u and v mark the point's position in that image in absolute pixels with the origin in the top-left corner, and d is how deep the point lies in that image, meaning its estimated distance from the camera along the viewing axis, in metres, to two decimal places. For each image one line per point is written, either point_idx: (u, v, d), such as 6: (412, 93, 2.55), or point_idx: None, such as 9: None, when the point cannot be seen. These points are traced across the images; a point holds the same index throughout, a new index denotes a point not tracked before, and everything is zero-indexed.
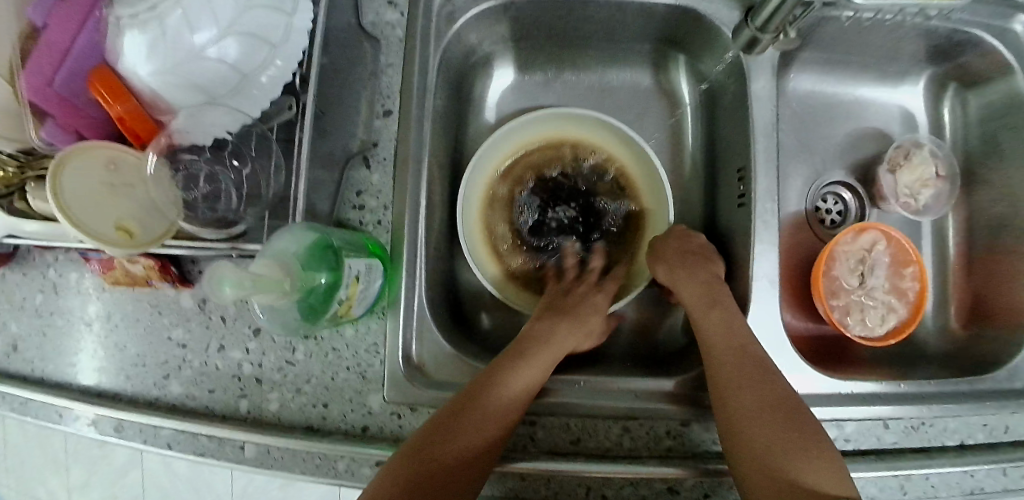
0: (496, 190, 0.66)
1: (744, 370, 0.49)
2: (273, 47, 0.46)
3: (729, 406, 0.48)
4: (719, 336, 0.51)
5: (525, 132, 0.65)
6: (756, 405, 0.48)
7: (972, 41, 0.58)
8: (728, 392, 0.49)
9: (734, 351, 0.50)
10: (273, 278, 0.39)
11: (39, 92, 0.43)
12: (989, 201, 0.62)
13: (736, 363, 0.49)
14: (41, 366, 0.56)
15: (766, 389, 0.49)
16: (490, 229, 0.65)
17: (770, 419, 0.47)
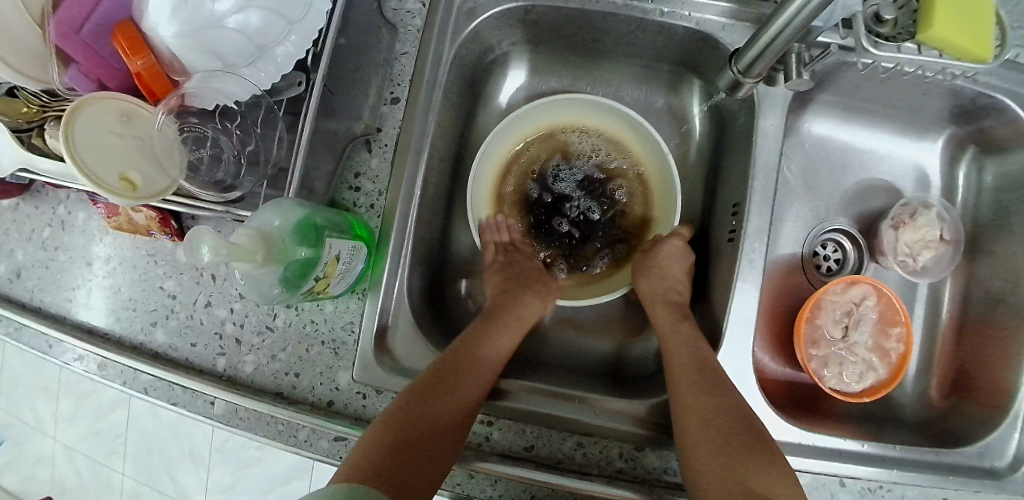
0: (543, 137, 0.67)
1: (701, 404, 0.49)
2: (290, 23, 0.47)
3: (688, 428, 0.49)
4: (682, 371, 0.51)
5: (616, 120, 0.65)
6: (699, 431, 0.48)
7: (1002, 106, 0.57)
8: (686, 428, 0.49)
9: (704, 388, 0.49)
10: (250, 249, 0.41)
11: (66, 38, 0.44)
12: (990, 272, 0.61)
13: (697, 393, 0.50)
14: (41, 296, 0.59)
15: (724, 407, 0.49)
16: (515, 164, 0.68)
17: (733, 452, 0.47)
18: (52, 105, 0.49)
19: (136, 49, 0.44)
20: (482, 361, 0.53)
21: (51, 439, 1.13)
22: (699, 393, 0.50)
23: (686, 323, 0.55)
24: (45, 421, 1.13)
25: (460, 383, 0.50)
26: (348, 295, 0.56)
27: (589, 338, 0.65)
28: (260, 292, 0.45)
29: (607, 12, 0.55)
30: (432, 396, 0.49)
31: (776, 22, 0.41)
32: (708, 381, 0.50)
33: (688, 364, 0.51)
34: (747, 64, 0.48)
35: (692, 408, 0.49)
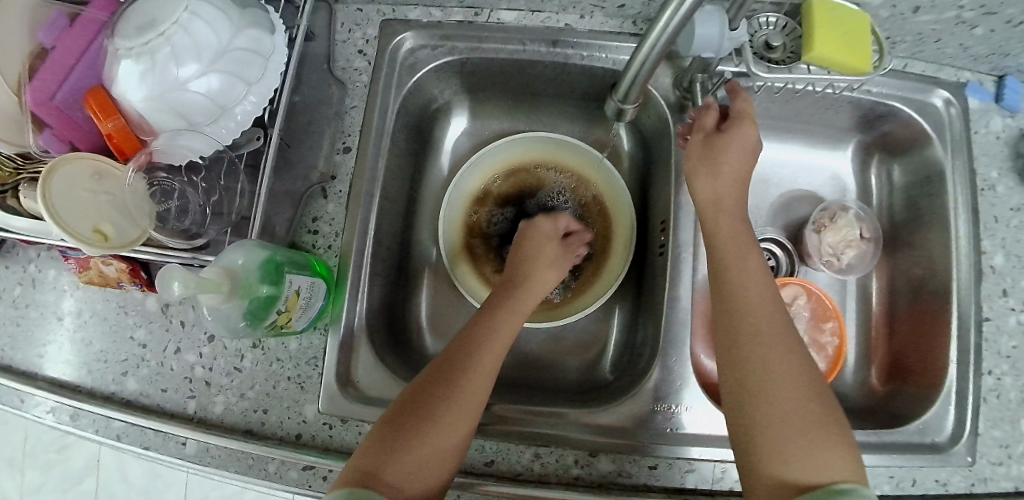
0: (509, 174, 0.72)
1: (765, 357, 0.46)
2: (247, 85, 0.52)
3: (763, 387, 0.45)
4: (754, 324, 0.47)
5: (569, 156, 0.71)
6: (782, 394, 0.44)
7: (894, 113, 0.64)
8: (765, 384, 0.45)
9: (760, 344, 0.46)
10: (215, 282, 0.44)
11: (40, 105, 0.48)
12: (909, 264, 0.66)
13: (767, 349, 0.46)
14: (10, 355, 0.61)
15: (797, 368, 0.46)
16: (482, 200, 0.72)
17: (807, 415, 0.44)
18: (25, 168, 0.52)
19: (106, 110, 0.48)
20: (487, 356, 0.51)
21: None
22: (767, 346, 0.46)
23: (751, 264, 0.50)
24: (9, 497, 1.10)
25: (444, 386, 0.49)
26: (312, 330, 0.58)
27: (547, 356, 0.67)
28: (226, 326, 0.48)
29: (534, 59, 0.62)
30: (424, 412, 0.47)
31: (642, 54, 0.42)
32: (773, 338, 0.46)
33: (749, 310, 0.48)
34: (624, 92, 0.49)
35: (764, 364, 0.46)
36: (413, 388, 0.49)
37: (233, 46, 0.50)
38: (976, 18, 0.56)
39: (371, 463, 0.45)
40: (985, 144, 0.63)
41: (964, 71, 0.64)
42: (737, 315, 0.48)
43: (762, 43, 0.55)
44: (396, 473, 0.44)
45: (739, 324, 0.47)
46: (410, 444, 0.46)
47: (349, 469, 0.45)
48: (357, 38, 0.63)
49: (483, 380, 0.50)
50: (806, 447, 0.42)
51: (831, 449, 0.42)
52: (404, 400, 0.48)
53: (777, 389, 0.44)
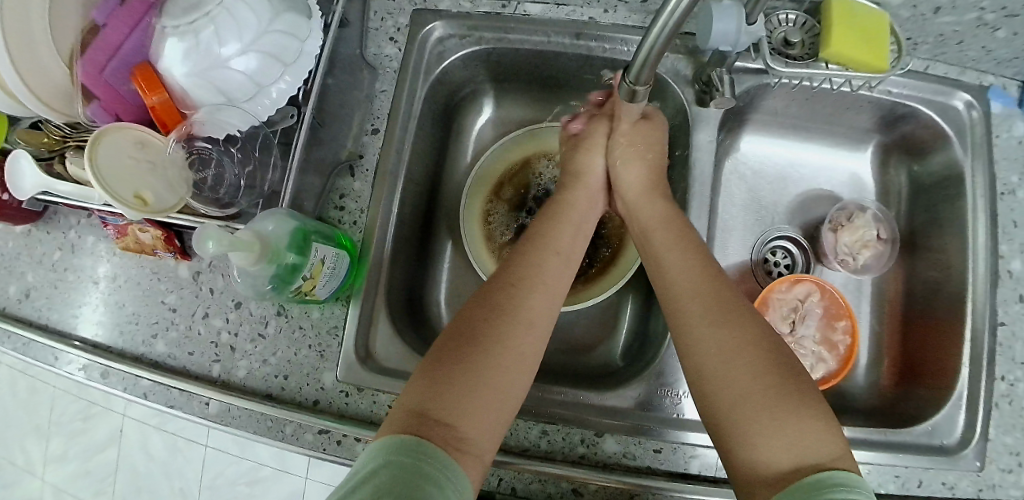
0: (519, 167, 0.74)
1: (713, 340, 0.47)
2: (284, 65, 0.55)
3: (706, 370, 0.46)
4: (689, 318, 0.49)
5: None
6: (726, 365, 0.46)
7: (913, 114, 0.63)
8: (703, 371, 0.47)
9: (714, 318, 0.48)
10: (247, 241, 0.46)
11: (90, 77, 0.53)
12: (926, 266, 0.65)
13: (706, 331, 0.48)
14: (48, 314, 0.66)
15: (736, 343, 0.46)
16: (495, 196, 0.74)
17: (760, 401, 0.43)
18: (72, 135, 0.58)
19: (153, 85, 0.52)
20: (534, 292, 0.52)
21: (40, 480, 1.15)
22: (701, 328, 0.48)
23: (699, 255, 0.53)
24: (35, 463, 1.15)
25: (488, 326, 0.49)
26: (333, 302, 0.61)
27: (560, 341, 0.69)
28: (254, 289, 0.51)
29: (557, 50, 0.64)
30: (466, 351, 0.47)
31: (644, 46, 0.40)
32: (713, 310, 0.49)
33: (693, 293, 0.51)
34: (636, 73, 0.44)
35: (699, 346, 0.48)
36: (454, 327, 0.49)
37: (272, 28, 0.53)
38: (998, 20, 0.54)
39: (420, 402, 0.44)
40: (1006, 148, 0.61)
41: (988, 75, 0.63)
42: (686, 303, 0.50)
43: (781, 40, 0.57)
44: (450, 408, 0.44)
45: (689, 312, 0.50)
46: (464, 373, 0.45)
47: (396, 412, 0.44)
48: (389, 27, 0.66)
49: (532, 314, 0.51)
50: (774, 419, 0.42)
51: (792, 426, 0.41)
52: (447, 344, 0.48)
53: (736, 365, 0.45)
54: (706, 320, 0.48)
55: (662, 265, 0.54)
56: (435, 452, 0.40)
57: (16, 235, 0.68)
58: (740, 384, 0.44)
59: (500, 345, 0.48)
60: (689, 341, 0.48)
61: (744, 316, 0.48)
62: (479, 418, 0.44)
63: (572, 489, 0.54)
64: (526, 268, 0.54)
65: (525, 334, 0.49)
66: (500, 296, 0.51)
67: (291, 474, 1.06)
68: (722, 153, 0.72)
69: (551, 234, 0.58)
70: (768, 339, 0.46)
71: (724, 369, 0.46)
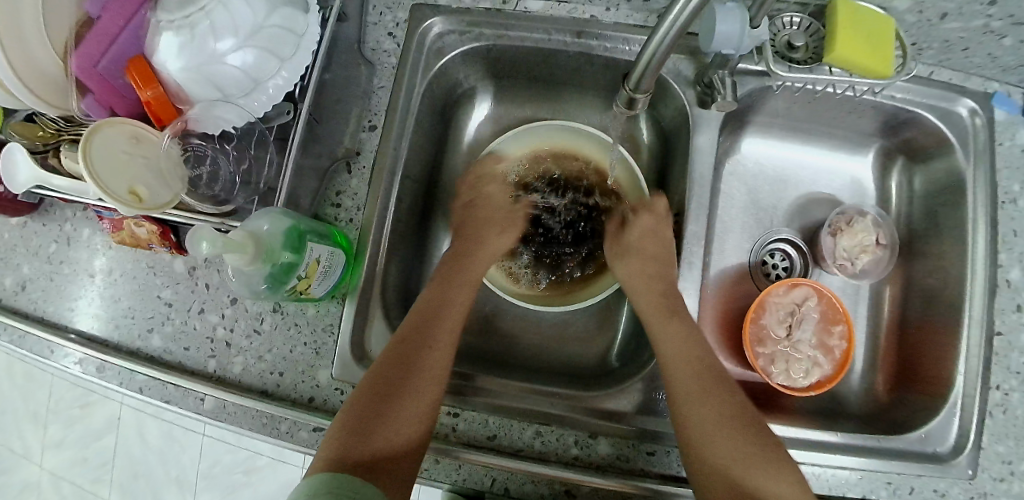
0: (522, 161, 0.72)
1: (704, 403, 0.52)
2: (280, 61, 0.54)
3: (694, 426, 0.51)
4: (687, 385, 0.53)
5: (580, 139, 0.70)
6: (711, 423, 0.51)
7: (916, 120, 0.62)
8: (694, 428, 0.51)
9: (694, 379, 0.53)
10: (240, 241, 0.46)
11: (84, 71, 0.52)
12: (924, 272, 0.65)
13: (698, 398, 0.52)
14: (43, 307, 0.66)
15: (720, 411, 0.52)
16: None
17: (739, 441, 0.50)
18: (66, 129, 0.58)
19: (148, 80, 0.52)
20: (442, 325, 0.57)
21: (37, 466, 1.15)
22: (694, 395, 0.52)
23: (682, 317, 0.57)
24: (32, 449, 1.15)
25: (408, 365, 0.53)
26: (330, 300, 0.61)
27: (556, 342, 0.69)
28: (248, 287, 0.50)
29: (558, 47, 0.63)
30: (388, 392, 0.52)
31: (647, 50, 0.40)
32: (702, 394, 0.52)
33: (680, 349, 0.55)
34: (637, 78, 0.44)
35: (691, 414, 0.52)
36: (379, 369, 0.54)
37: (270, 24, 0.52)
38: (1004, 28, 0.53)
39: (344, 447, 0.48)
40: (1009, 156, 0.61)
41: (992, 81, 0.62)
42: (681, 376, 0.53)
43: (785, 43, 0.56)
44: (386, 451, 0.49)
45: (677, 370, 0.53)
46: (386, 411, 0.51)
47: (323, 457, 0.48)
48: (388, 21, 0.65)
49: (433, 372, 0.54)
50: (752, 464, 0.49)
51: (764, 470, 0.48)
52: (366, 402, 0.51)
53: (715, 410, 0.52)
54: (696, 389, 0.52)
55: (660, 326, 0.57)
56: (361, 488, 0.45)
57: (12, 226, 0.68)
58: (729, 435, 0.50)
59: (414, 379, 0.53)
60: (676, 400, 0.53)
61: (727, 392, 0.53)
62: (402, 446, 0.50)
63: (565, 491, 0.54)
64: (433, 300, 0.59)
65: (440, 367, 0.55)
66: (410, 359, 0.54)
67: (287, 464, 1.08)
68: (723, 153, 0.71)
69: (453, 294, 0.60)
70: (749, 416, 0.52)
71: (712, 430, 0.50)
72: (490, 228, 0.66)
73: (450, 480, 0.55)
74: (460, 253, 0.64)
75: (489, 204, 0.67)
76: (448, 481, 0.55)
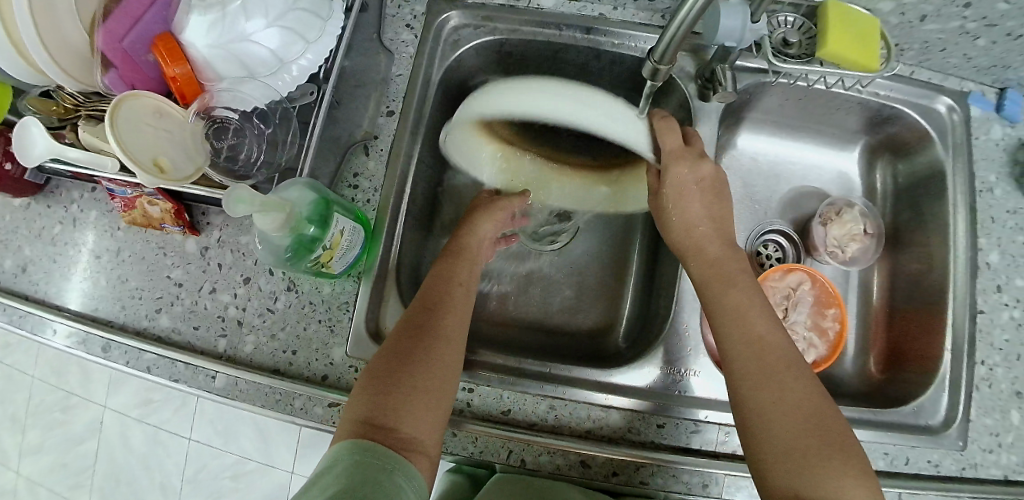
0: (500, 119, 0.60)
1: (767, 379, 0.48)
2: (306, 43, 0.56)
3: (758, 406, 0.48)
4: (749, 360, 0.50)
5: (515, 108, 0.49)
6: (771, 402, 0.47)
7: (898, 116, 0.67)
8: (761, 404, 0.48)
9: (765, 378, 0.48)
10: (277, 201, 0.48)
11: (108, 46, 0.53)
12: (910, 259, 0.69)
13: (767, 378, 0.48)
14: (43, 289, 0.65)
15: (789, 395, 0.47)
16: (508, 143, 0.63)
17: (812, 424, 0.46)
18: (84, 104, 0.58)
19: (176, 56, 0.53)
20: (450, 310, 0.56)
21: (13, 472, 1.15)
22: (755, 375, 0.49)
23: (749, 306, 0.53)
24: (10, 455, 1.15)
25: (423, 342, 0.52)
26: (346, 278, 0.61)
27: (564, 325, 0.70)
28: (275, 256, 0.52)
29: (568, 44, 0.67)
30: (405, 363, 0.51)
31: (674, 22, 0.39)
32: (768, 368, 0.49)
33: (749, 349, 0.50)
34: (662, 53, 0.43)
35: (754, 393, 0.48)
36: (392, 344, 0.52)
37: (297, 6, 0.54)
38: (978, 29, 0.59)
39: (366, 413, 0.48)
40: (985, 149, 0.66)
41: (967, 81, 0.67)
42: (743, 350, 0.50)
43: (780, 40, 0.61)
44: (397, 417, 0.48)
45: (747, 360, 0.50)
46: (403, 383, 0.49)
47: (347, 424, 0.48)
48: (406, 14, 0.68)
49: (451, 330, 0.54)
50: (818, 457, 0.44)
51: (833, 461, 0.44)
52: (380, 364, 0.51)
53: (783, 391, 0.47)
54: (758, 369, 0.49)
55: (718, 303, 0.54)
56: (383, 450, 0.45)
57: (14, 208, 0.67)
58: (794, 419, 0.46)
59: (425, 357, 0.51)
60: (747, 391, 0.49)
61: (797, 374, 0.49)
62: (419, 417, 0.48)
63: (580, 461, 0.55)
64: (452, 276, 0.59)
65: (457, 333, 0.54)
66: (424, 318, 0.54)
67: (277, 469, 1.04)
68: (720, 148, 0.75)
69: (456, 263, 0.60)
70: (825, 403, 0.47)
71: (777, 409, 0.47)
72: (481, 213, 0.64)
73: (465, 453, 0.55)
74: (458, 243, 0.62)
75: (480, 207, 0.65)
76: (463, 454, 0.55)
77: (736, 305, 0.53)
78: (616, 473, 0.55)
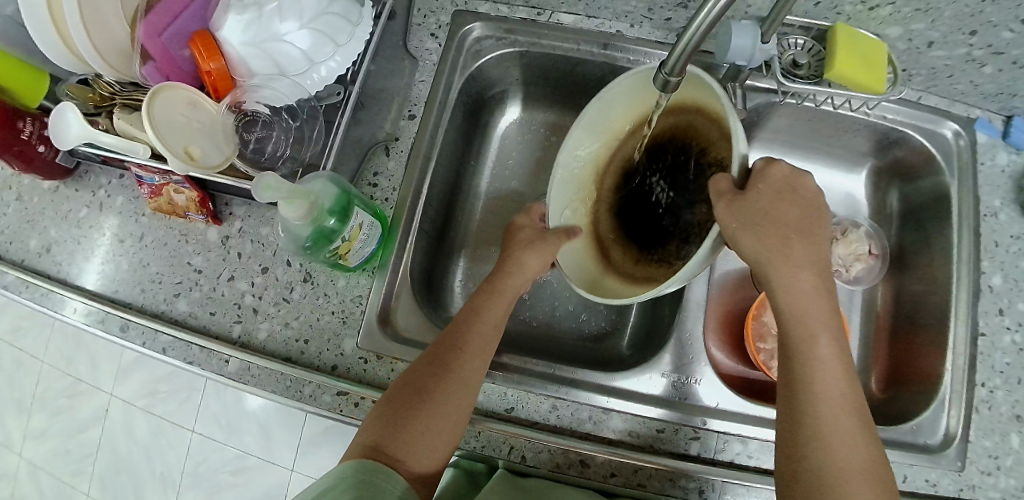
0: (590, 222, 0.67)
1: (844, 419, 0.46)
2: (336, 46, 0.59)
3: (832, 443, 0.45)
4: (838, 396, 0.47)
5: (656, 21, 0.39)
6: (845, 443, 0.45)
7: (905, 139, 0.69)
8: (835, 441, 0.45)
9: (843, 417, 0.46)
10: (304, 190, 0.51)
11: (149, 39, 0.56)
12: (913, 280, 0.70)
13: (847, 418, 0.46)
14: (67, 269, 0.67)
15: (857, 444, 0.46)
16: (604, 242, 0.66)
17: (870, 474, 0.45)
18: (120, 93, 0.60)
19: (212, 52, 0.56)
20: (470, 347, 0.54)
21: (17, 455, 1.17)
22: (840, 413, 0.46)
23: (831, 331, 0.49)
24: (14, 439, 1.17)
25: (442, 382, 0.52)
26: (360, 272, 0.63)
27: (570, 330, 0.71)
28: (295, 245, 0.54)
29: (585, 58, 0.69)
30: (416, 402, 0.51)
31: (686, 35, 0.40)
32: (848, 406, 0.47)
33: (840, 381, 0.47)
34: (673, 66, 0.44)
35: (833, 432, 0.46)
36: (410, 376, 0.53)
37: (329, 10, 0.57)
38: (984, 57, 0.60)
39: (374, 438, 0.50)
40: (990, 174, 0.67)
41: (975, 108, 0.68)
42: (829, 382, 0.47)
43: (790, 61, 0.63)
44: (401, 450, 0.49)
45: (835, 392, 0.47)
46: (413, 419, 0.50)
47: (357, 444, 0.50)
48: (431, 24, 0.71)
49: (467, 374, 0.53)
50: None
51: None
52: (394, 399, 0.52)
53: (854, 436, 0.46)
54: (842, 406, 0.46)
55: (814, 325, 0.49)
56: (383, 474, 0.47)
57: (44, 191, 0.70)
58: (861, 464, 0.45)
59: (440, 396, 0.51)
60: (824, 424, 0.46)
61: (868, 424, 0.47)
62: (420, 453, 0.49)
63: (579, 460, 0.56)
64: (481, 311, 0.57)
65: (472, 372, 0.53)
66: (442, 358, 0.53)
67: (277, 466, 1.04)
68: None
69: (490, 300, 0.59)
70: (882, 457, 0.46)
71: (849, 449, 0.45)
72: (529, 244, 0.62)
73: (468, 446, 0.57)
74: (498, 271, 0.62)
75: (530, 238, 0.63)
76: (467, 447, 0.57)
77: (825, 329, 0.49)
78: (614, 475, 0.55)
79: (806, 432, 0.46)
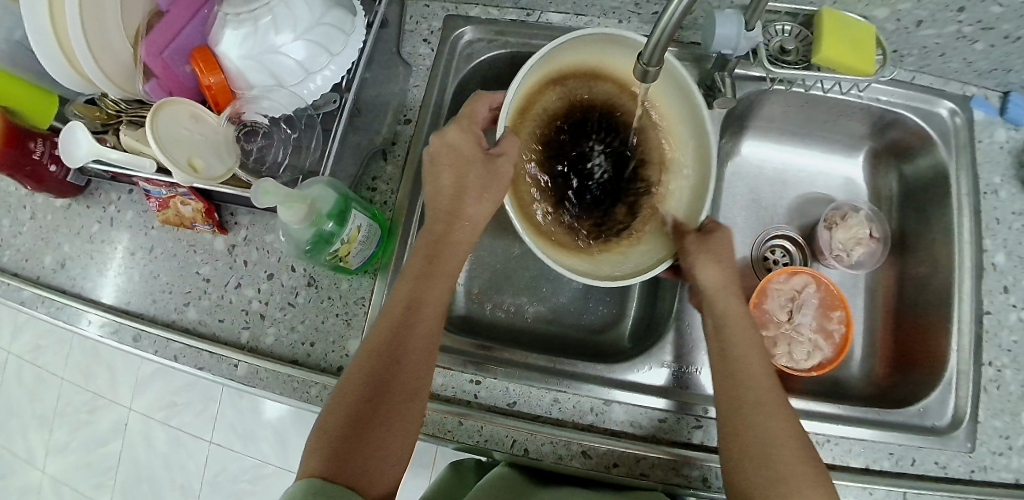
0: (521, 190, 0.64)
1: (767, 409, 0.50)
2: (331, 55, 0.59)
3: (758, 426, 0.49)
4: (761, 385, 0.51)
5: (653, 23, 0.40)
6: (770, 424, 0.49)
7: (899, 120, 0.69)
8: (764, 425, 0.49)
9: (765, 406, 0.50)
10: (300, 193, 0.52)
11: (151, 57, 0.58)
12: (915, 261, 0.70)
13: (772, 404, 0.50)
14: (80, 283, 0.70)
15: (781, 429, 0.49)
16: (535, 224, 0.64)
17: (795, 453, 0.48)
18: (126, 110, 0.62)
19: (211, 66, 0.57)
20: (411, 349, 0.52)
21: (39, 471, 1.20)
22: (760, 398, 0.51)
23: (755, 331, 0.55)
24: (37, 454, 1.20)
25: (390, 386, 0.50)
26: (362, 274, 0.64)
27: (571, 324, 0.72)
28: (297, 247, 0.56)
29: None
30: (369, 414, 0.49)
31: (663, 18, 0.40)
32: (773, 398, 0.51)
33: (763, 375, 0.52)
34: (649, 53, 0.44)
35: (756, 415, 0.50)
36: (353, 386, 0.50)
37: (323, 22, 0.58)
38: (975, 33, 0.60)
39: (321, 465, 0.46)
40: (989, 152, 0.66)
41: (970, 85, 0.68)
42: (754, 375, 0.52)
43: (778, 48, 0.64)
44: (360, 466, 0.46)
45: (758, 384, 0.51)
46: (371, 432, 0.48)
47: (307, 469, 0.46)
48: (424, 29, 0.72)
49: (416, 378, 0.52)
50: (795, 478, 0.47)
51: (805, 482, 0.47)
52: (340, 413, 0.49)
53: (778, 421, 0.49)
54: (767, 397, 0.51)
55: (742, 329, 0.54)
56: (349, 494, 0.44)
57: (57, 208, 0.73)
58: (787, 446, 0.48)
59: (389, 403, 0.50)
60: (752, 410, 0.50)
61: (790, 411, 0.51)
62: (383, 465, 0.48)
63: (581, 451, 0.56)
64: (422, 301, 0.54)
65: (413, 372, 0.52)
66: (388, 366, 0.51)
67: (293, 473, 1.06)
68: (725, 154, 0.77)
69: (429, 284, 0.55)
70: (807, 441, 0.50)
71: (774, 429, 0.49)
72: (472, 191, 0.58)
73: (472, 441, 0.57)
74: (438, 238, 0.57)
75: (465, 164, 0.58)
76: (470, 442, 0.57)
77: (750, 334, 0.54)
78: (617, 465, 0.56)
79: (748, 412, 0.50)
